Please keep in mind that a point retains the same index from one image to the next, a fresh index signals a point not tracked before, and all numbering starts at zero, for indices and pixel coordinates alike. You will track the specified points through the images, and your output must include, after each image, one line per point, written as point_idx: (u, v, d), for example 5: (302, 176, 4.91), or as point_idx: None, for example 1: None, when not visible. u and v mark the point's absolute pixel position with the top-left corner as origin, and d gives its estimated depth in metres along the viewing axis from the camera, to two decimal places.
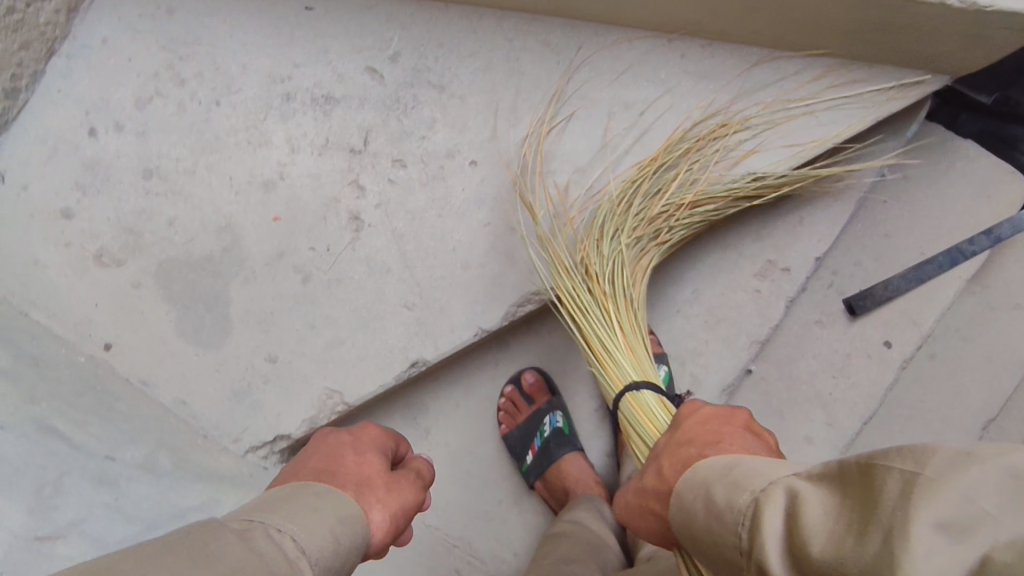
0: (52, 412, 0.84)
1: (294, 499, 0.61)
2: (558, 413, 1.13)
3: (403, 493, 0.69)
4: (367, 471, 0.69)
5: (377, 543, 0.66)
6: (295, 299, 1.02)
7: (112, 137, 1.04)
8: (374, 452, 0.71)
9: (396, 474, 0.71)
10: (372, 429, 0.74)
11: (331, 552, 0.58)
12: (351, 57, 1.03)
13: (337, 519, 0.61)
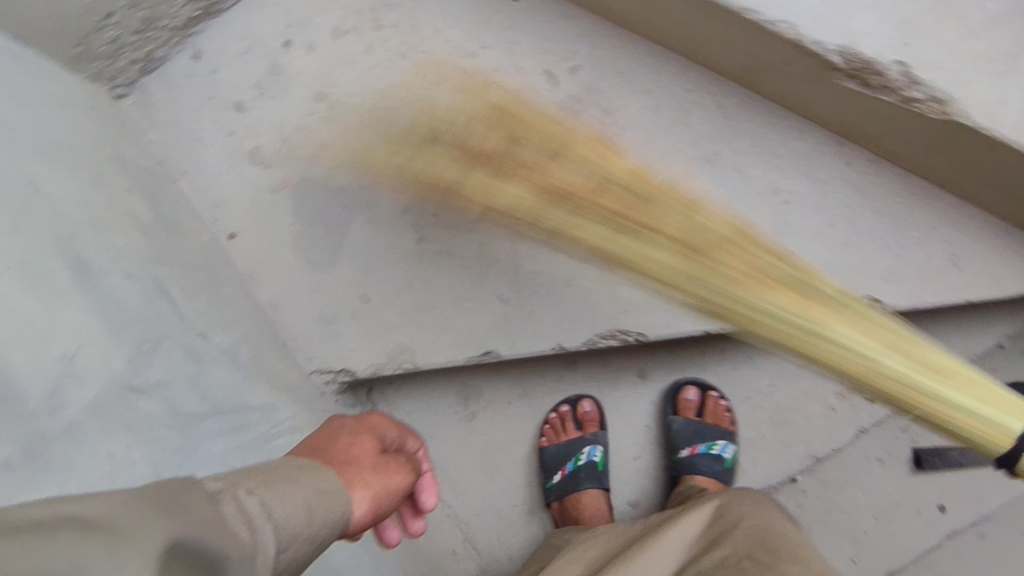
0: (171, 277, 0.90)
1: (279, 468, 0.61)
2: (598, 447, 1.16)
3: (389, 477, 0.71)
4: (356, 455, 0.72)
5: (354, 521, 0.65)
6: (404, 254, 1.08)
7: (303, 54, 1.11)
8: (369, 438, 0.76)
9: (381, 460, 0.74)
10: (375, 420, 0.82)
11: (299, 523, 0.55)
12: (535, 57, 1.06)
13: (316, 492, 0.60)
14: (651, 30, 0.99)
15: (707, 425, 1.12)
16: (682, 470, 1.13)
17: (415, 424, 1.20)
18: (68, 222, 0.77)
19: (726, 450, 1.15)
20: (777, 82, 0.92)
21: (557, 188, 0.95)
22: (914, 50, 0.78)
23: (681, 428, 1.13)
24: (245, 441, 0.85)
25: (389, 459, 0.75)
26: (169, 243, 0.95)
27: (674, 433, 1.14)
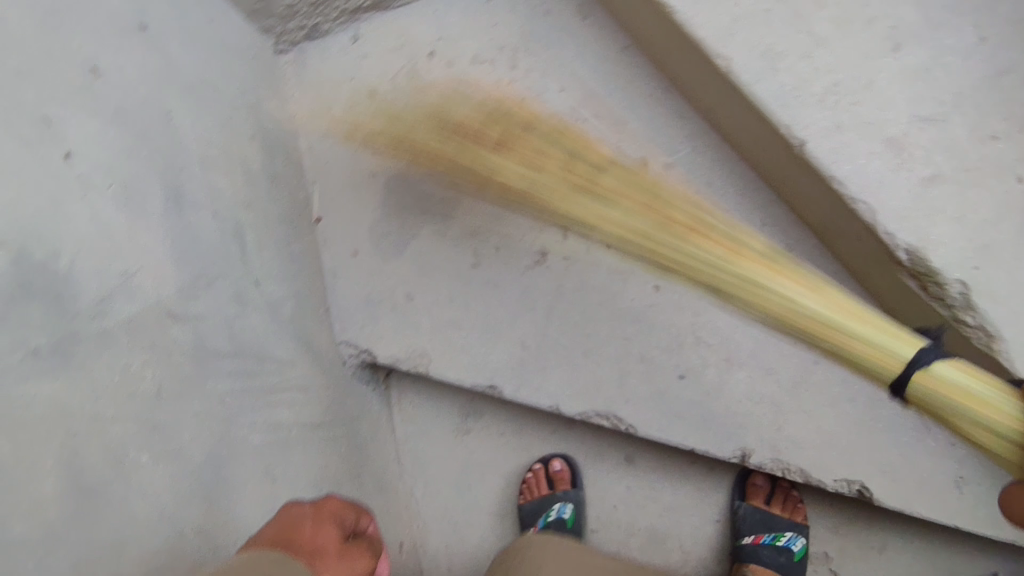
0: (252, 224, 1.02)
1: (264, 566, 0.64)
2: (568, 504, 1.20)
3: (354, 560, 0.78)
4: (312, 544, 0.76)
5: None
6: (455, 270, 1.15)
7: (440, 66, 1.21)
8: (329, 524, 0.81)
9: (345, 549, 0.79)
10: (333, 502, 0.85)
11: None
12: (639, 142, 1.11)
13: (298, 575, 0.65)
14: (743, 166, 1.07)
15: (777, 514, 1.14)
16: (746, 558, 1.14)
17: (417, 419, 1.28)
18: (183, 155, 0.90)
19: (797, 542, 1.15)
20: (852, 249, 0.96)
21: (641, 182, 0.99)
22: (982, 277, 0.84)
23: (749, 518, 1.15)
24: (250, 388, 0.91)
25: (352, 547, 0.81)
26: (266, 194, 1.08)
27: (740, 519, 1.16)
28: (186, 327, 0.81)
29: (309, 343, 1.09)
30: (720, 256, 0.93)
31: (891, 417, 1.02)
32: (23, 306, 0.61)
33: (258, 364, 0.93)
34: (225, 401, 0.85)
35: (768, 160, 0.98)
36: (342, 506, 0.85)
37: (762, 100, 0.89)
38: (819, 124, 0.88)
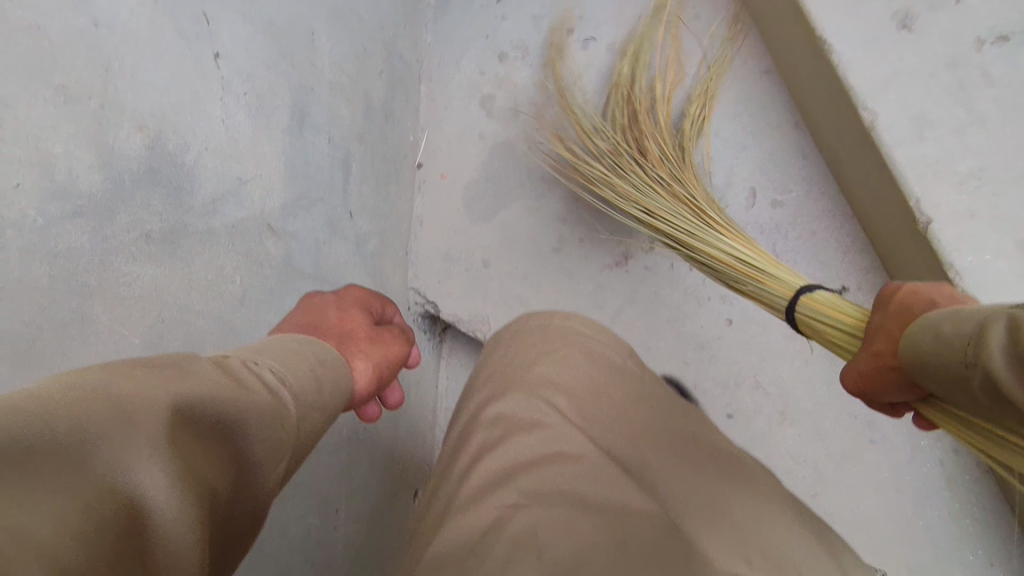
0: (360, 156, 1.04)
1: (298, 351, 0.62)
2: None
3: (388, 346, 0.76)
4: (339, 329, 0.73)
5: (363, 389, 0.71)
6: (538, 250, 1.16)
7: (576, 46, 1.21)
8: (357, 310, 0.77)
9: (378, 333, 0.77)
10: (355, 292, 0.80)
11: (312, 390, 0.59)
12: (754, 172, 1.09)
13: (321, 362, 0.64)
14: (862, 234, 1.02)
15: None
16: None
17: (461, 378, 1.32)
18: (317, 77, 0.93)
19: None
20: None
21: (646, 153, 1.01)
22: None
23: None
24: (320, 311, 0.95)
25: (382, 331, 0.78)
26: (379, 129, 1.10)
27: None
28: (279, 241, 0.85)
29: (381, 282, 1.12)
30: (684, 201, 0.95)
31: (933, 520, 0.97)
32: (145, 189, 0.65)
33: (331, 292, 0.97)
34: None
35: (891, 231, 0.93)
36: (368, 294, 0.81)
37: (895, 163, 0.85)
38: (955, 200, 0.82)
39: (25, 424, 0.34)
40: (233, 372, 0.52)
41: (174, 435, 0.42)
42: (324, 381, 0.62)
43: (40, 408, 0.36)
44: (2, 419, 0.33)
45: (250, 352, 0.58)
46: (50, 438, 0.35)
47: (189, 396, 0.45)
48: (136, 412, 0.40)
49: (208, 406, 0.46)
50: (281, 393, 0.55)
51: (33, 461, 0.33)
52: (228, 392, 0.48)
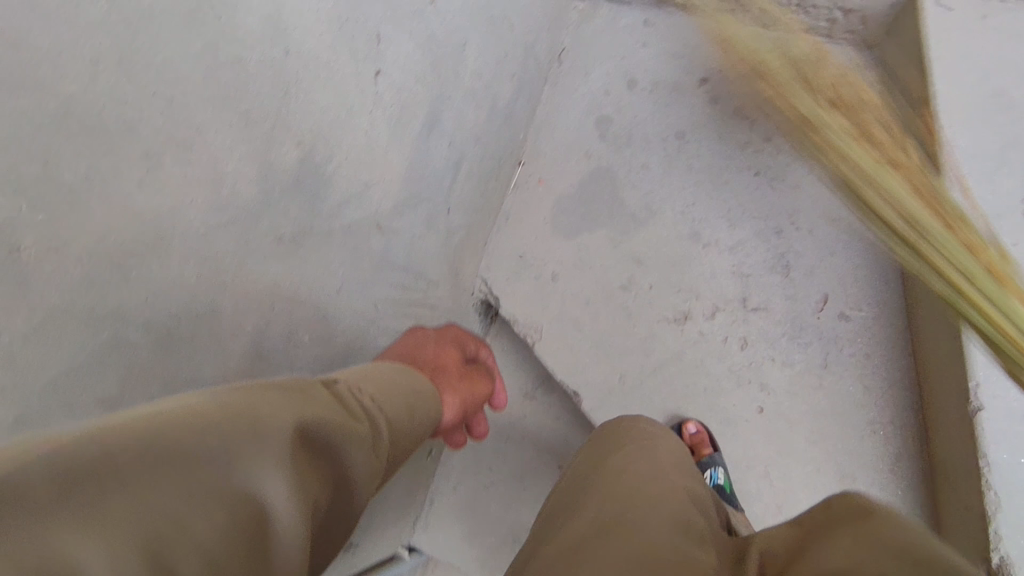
0: (471, 155, 1.08)
1: (395, 378, 0.78)
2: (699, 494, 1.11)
3: (472, 384, 1.06)
4: (442, 360, 1.02)
5: (449, 417, 0.98)
6: (605, 282, 1.20)
7: (704, 97, 1.24)
8: (449, 345, 1.06)
9: (463, 370, 1.07)
10: (453, 332, 1.10)
11: (405, 415, 0.74)
12: (829, 276, 1.15)
13: (417, 390, 0.80)
14: (907, 376, 1.09)
15: None
16: None
17: (498, 364, 1.41)
18: (455, 84, 0.95)
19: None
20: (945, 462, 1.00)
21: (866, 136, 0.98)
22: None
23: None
24: (398, 296, 1.03)
25: (471, 369, 1.09)
26: (496, 129, 1.13)
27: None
28: (383, 238, 0.93)
29: (455, 270, 1.18)
30: (915, 202, 0.91)
31: None
32: (289, 197, 0.72)
33: (412, 281, 1.05)
34: (377, 305, 0.99)
35: (941, 390, 1.00)
36: (462, 334, 1.12)
37: (970, 339, 0.92)
38: (1009, 391, 0.90)
39: (176, 438, 0.45)
40: (344, 400, 0.64)
41: (295, 453, 0.52)
42: (416, 409, 0.77)
43: (189, 425, 0.46)
44: (157, 431, 0.45)
45: (357, 384, 0.70)
46: (194, 450, 0.45)
47: (309, 417, 0.55)
48: (268, 424, 0.51)
49: (323, 426, 0.56)
50: (373, 419, 0.66)
51: (177, 471, 0.44)
52: (336, 417, 0.59)
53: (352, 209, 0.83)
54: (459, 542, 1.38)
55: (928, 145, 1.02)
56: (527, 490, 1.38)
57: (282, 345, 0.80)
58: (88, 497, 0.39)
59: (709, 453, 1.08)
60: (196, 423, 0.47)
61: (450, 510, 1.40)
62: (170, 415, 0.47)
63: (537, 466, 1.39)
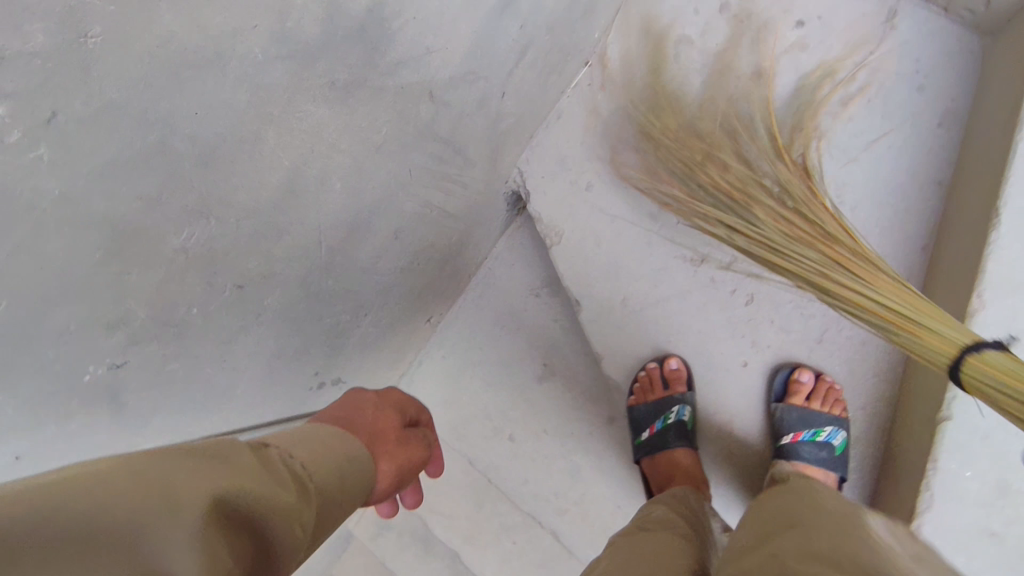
0: (538, 44, 1.07)
1: (325, 445, 0.68)
2: (687, 408, 1.22)
3: (411, 449, 0.84)
4: (380, 424, 0.83)
5: (383, 485, 0.76)
6: (635, 204, 1.22)
7: (793, 42, 1.16)
8: (388, 405, 0.89)
9: (404, 435, 0.86)
10: (391, 396, 0.92)
11: (334, 481, 0.64)
12: None
13: (348, 456, 0.69)
14: (895, 372, 1.10)
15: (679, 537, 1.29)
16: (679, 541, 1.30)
17: (513, 255, 1.46)
18: None
19: (837, 435, 1.14)
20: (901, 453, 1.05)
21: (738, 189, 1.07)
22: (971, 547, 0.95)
23: (787, 413, 1.14)
24: (433, 167, 1.05)
25: (408, 433, 0.88)
26: (570, 23, 1.10)
27: (776, 420, 1.16)
28: (433, 106, 0.94)
29: (493, 155, 1.19)
30: (804, 234, 1.02)
31: None
32: (351, 44, 0.73)
33: (450, 155, 1.07)
34: (412, 171, 1.01)
35: (913, 387, 1.04)
36: (403, 400, 0.94)
37: None
38: (977, 407, 0.95)
39: (68, 501, 0.37)
40: (266, 462, 0.56)
41: (219, 524, 0.45)
42: (353, 463, 0.69)
43: (92, 490, 0.39)
44: (59, 490, 0.38)
45: (282, 444, 0.62)
46: (92, 513, 0.38)
47: (233, 483, 0.48)
48: (189, 494, 0.44)
49: (251, 497, 0.49)
50: (302, 487, 0.58)
51: (70, 538, 0.36)
52: (266, 486, 0.51)
53: (405, 70, 0.84)
54: (437, 401, 1.50)
55: (999, 148, 1.00)
56: (510, 376, 1.46)
57: (314, 188, 0.84)
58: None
59: (681, 392, 1.21)
60: (100, 489, 0.40)
61: (436, 372, 1.50)
62: (74, 476, 0.39)
63: (525, 358, 1.46)
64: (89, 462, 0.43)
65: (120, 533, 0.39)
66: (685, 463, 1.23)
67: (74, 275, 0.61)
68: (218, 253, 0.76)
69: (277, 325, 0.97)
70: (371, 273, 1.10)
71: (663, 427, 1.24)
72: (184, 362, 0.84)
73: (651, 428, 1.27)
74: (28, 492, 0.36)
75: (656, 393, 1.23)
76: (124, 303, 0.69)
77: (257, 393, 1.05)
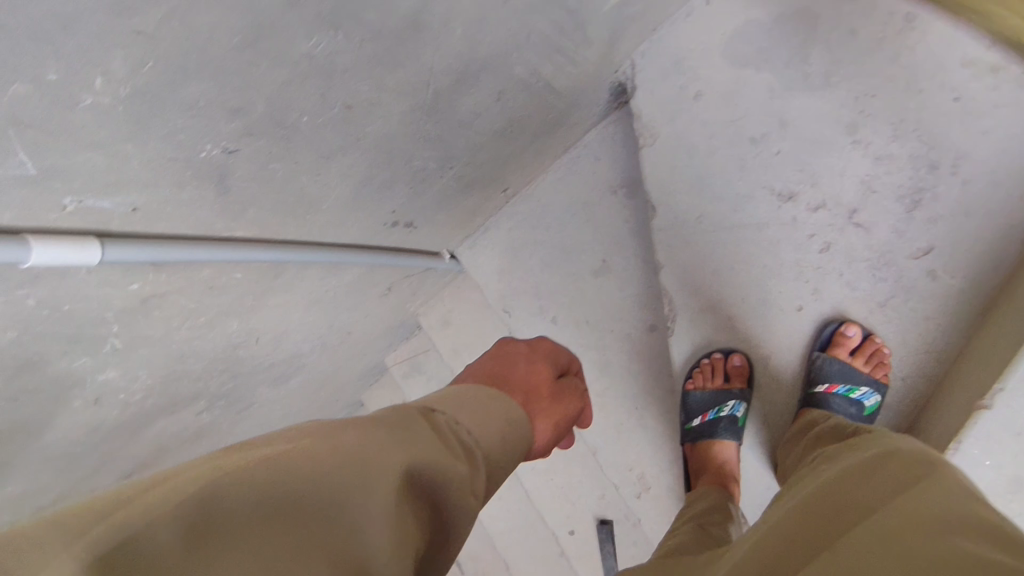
0: None
1: (482, 401, 0.71)
2: (741, 403, 1.27)
3: (566, 407, 0.86)
4: (533, 375, 0.85)
5: (540, 444, 0.80)
6: (740, 125, 1.19)
7: None
8: (542, 364, 0.88)
9: (558, 388, 0.87)
10: (546, 344, 0.94)
11: (498, 446, 0.67)
12: (937, 239, 1.07)
13: (511, 418, 0.71)
14: (950, 348, 1.08)
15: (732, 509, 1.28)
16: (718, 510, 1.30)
17: (603, 147, 1.46)
18: None
19: (871, 397, 1.16)
20: (933, 431, 1.05)
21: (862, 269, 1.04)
22: None
23: (828, 364, 1.15)
24: (551, 37, 1.05)
25: (562, 386, 0.88)
26: None
27: (815, 367, 1.17)
28: None
29: (611, 39, 1.17)
30: None
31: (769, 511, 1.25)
32: None
33: (571, 29, 1.06)
34: (530, 37, 1.02)
35: (966, 363, 1.04)
36: (554, 350, 0.93)
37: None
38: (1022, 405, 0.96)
39: (276, 484, 0.46)
40: (435, 426, 0.62)
41: (399, 494, 0.52)
42: (513, 434, 0.70)
43: (297, 469, 0.48)
44: (267, 478, 0.46)
45: (453, 409, 0.67)
46: (291, 492, 0.46)
47: (413, 457, 0.55)
48: (380, 470, 0.51)
49: (427, 467, 0.55)
50: (472, 451, 0.63)
51: (285, 510, 0.45)
52: (439, 454, 0.57)
53: None
54: (494, 270, 1.56)
55: None
56: (568, 264, 1.50)
57: (437, 28, 0.86)
58: (203, 553, 0.40)
59: (740, 387, 1.25)
60: (301, 471, 0.48)
61: (499, 241, 1.56)
62: (282, 460, 0.48)
63: (586, 249, 1.49)
64: (298, 439, 0.52)
65: (325, 504, 0.47)
66: (727, 457, 1.27)
67: (211, 52, 0.65)
68: (336, 69, 0.80)
69: (372, 155, 1.01)
70: (466, 129, 1.13)
71: (714, 417, 1.29)
72: (285, 166, 0.90)
73: (702, 416, 1.32)
74: (246, 480, 0.45)
75: (715, 383, 1.26)
76: (248, 93, 0.74)
77: (339, 214, 1.12)
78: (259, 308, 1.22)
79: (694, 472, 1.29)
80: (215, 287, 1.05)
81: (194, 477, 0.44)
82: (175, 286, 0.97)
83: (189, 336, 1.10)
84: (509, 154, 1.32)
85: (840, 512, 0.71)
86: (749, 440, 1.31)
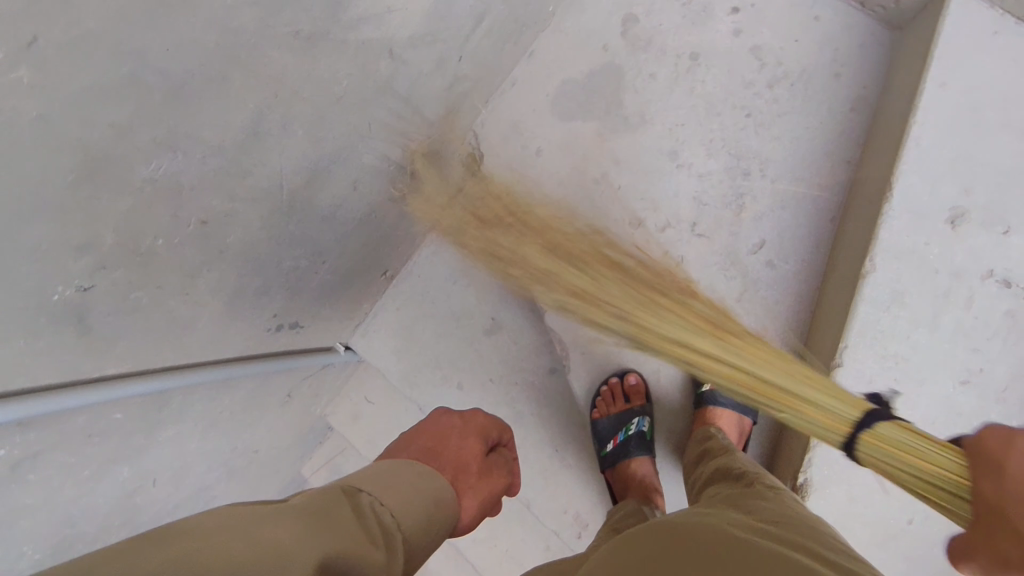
0: (492, 15, 1.18)
1: (402, 480, 0.74)
2: (644, 418, 1.33)
3: (489, 482, 0.89)
4: (461, 452, 0.88)
5: (466, 521, 0.82)
6: (580, 169, 1.31)
7: (727, 27, 1.26)
8: (471, 440, 0.91)
9: (483, 464, 0.91)
10: (478, 418, 0.97)
11: (420, 526, 0.71)
12: (764, 231, 1.23)
13: (434, 500, 0.75)
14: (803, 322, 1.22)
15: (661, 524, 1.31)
16: None
17: None
18: None
19: None
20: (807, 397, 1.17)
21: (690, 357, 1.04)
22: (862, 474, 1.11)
23: None
24: (393, 123, 1.14)
25: (488, 464, 0.92)
26: None
27: None
28: (393, 63, 1.04)
29: (449, 116, 1.28)
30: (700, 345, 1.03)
31: None
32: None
33: (408, 113, 1.15)
34: (373, 126, 1.09)
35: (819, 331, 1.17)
36: (487, 423, 0.97)
37: (858, 314, 1.08)
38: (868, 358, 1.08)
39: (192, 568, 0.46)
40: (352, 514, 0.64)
41: None
42: (434, 517, 0.73)
43: (215, 557, 0.48)
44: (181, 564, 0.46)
45: (376, 489, 0.71)
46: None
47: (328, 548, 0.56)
48: (296, 555, 0.53)
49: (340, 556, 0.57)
50: (391, 534, 0.67)
51: None
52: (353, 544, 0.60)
53: (361, 29, 0.93)
54: (391, 351, 1.58)
55: (900, 123, 1.11)
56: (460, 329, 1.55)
57: (278, 133, 0.91)
58: None
59: (641, 403, 1.34)
60: (215, 558, 0.48)
61: (389, 323, 1.58)
62: (197, 545, 0.49)
63: (475, 312, 1.55)
64: (215, 524, 0.53)
65: None
66: (644, 473, 1.32)
67: (49, 194, 0.66)
68: (183, 188, 0.82)
69: (239, 264, 1.03)
70: (330, 221, 1.17)
71: (624, 438, 1.33)
72: (149, 292, 0.89)
73: (613, 440, 1.35)
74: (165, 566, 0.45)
75: (618, 405, 1.34)
76: (94, 227, 0.74)
77: (217, 328, 1.10)
78: (149, 446, 1.15)
79: (620, 495, 1.33)
80: (95, 433, 1.00)
81: (108, 563, 0.44)
82: (49, 442, 0.91)
83: (76, 494, 1.02)
84: (380, 239, 1.37)
85: (731, 527, 0.75)
86: (660, 456, 1.37)
